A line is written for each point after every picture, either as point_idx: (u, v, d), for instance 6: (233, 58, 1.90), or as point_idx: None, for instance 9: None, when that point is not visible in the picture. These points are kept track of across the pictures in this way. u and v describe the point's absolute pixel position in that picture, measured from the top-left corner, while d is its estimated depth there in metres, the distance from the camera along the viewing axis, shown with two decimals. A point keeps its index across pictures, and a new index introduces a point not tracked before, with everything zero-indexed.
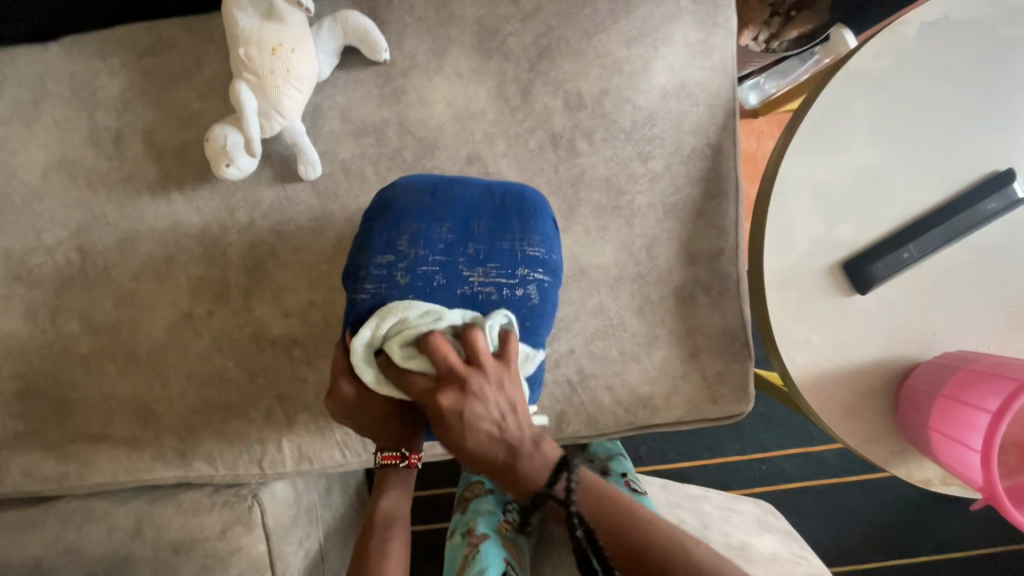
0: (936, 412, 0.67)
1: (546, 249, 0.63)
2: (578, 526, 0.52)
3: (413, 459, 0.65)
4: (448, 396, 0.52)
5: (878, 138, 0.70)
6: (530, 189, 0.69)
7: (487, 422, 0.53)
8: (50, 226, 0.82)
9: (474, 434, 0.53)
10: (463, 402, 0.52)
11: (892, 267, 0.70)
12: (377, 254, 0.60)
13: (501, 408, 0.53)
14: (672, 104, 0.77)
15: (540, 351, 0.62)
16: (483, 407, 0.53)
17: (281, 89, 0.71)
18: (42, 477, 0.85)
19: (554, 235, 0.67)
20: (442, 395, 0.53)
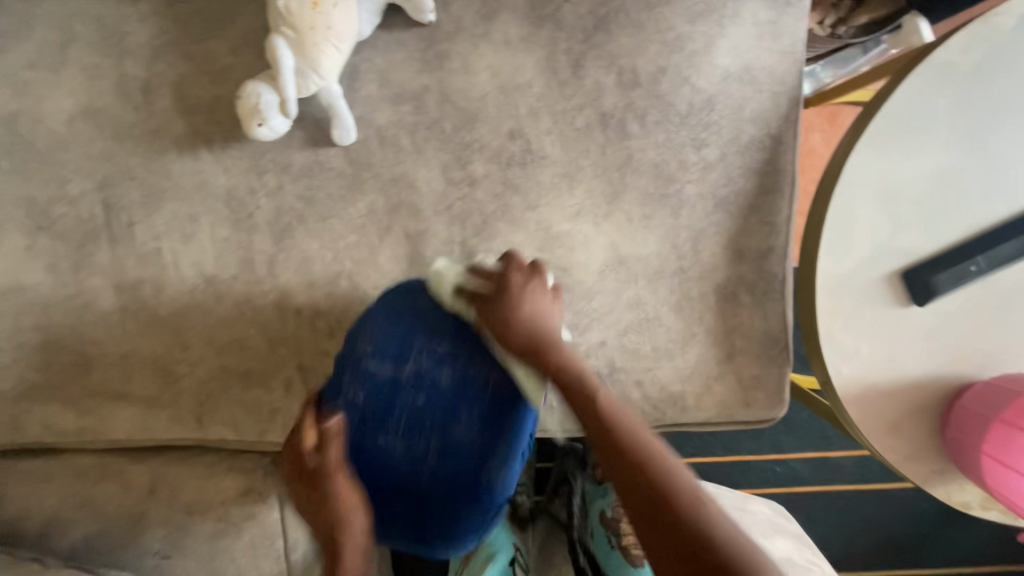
0: (991, 435, 0.64)
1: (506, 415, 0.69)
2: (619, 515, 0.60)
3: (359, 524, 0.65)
4: (512, 278, 0.65)
5: (958, 139, 0.65)
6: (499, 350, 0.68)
7: (533, 314, 0.64)
8: (74, 177, 0.80)
9: (517, 326, 0.63)
10: (523, 284, 0.64)
11: (956, 280, 0.66)
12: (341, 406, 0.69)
13: (543, 311, 0.64)
14: (733, 89, 0.72)
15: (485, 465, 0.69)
16: (527, 298, 0.64)
17: (319, 47, 0.67)
18: (60, 431, 0.84)
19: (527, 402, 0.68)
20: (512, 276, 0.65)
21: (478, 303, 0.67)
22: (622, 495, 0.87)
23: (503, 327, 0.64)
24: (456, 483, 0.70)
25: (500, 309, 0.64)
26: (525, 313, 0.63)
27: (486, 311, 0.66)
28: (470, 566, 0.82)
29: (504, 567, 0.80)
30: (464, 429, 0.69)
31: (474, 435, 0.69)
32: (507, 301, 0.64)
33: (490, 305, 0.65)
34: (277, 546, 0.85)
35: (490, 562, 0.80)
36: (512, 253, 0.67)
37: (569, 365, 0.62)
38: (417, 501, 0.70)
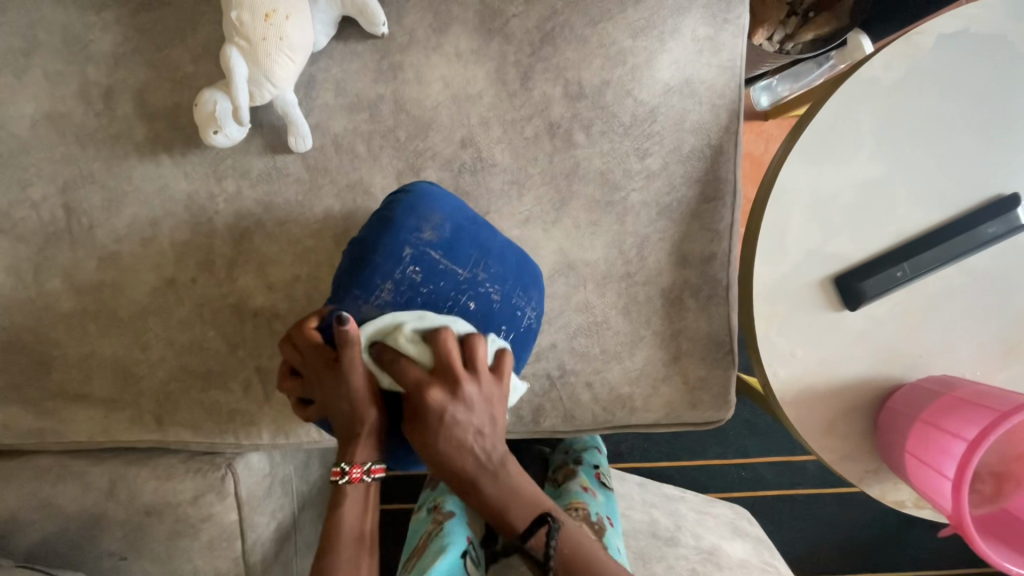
0: (915, 436, 0.66)
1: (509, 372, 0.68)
2: None
3: (354, 474, 0.58)
4: (440, 391, 0.53)
5: (883, 152, 0.68)
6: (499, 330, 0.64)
7: (471, 434, 0.54)
8: (36, 180, 0.81)
9: (448, 439, 0.54)
10: (445, 433, 0.54)
11: (883, 285, 0.69)
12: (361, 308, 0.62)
13: (485, 422, 0.55)
14: (675, 100, 0.75)
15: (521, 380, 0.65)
16: (468, 434, 0.54)
17: (272, 57, 0.69)
18: (20, 431, 0.85)
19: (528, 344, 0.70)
20: (432, 390, 0.53)
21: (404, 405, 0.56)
22: (575, 499, 0.90)
23: (442, 459, 0.54)
24: None
25: (430, 444, 0.54)
26: (438, 452, 0.54)
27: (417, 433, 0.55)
28: (422, 560, 0.81)
29: (456, 558, 0.80)
30: None
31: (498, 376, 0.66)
32: (443, 453, 0.54)
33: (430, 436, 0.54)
34: (234, 547, 0.85)
35: (441, 554, 0.79)
36: (441, 335, 0.55)
37: (494, 484, 0.56)
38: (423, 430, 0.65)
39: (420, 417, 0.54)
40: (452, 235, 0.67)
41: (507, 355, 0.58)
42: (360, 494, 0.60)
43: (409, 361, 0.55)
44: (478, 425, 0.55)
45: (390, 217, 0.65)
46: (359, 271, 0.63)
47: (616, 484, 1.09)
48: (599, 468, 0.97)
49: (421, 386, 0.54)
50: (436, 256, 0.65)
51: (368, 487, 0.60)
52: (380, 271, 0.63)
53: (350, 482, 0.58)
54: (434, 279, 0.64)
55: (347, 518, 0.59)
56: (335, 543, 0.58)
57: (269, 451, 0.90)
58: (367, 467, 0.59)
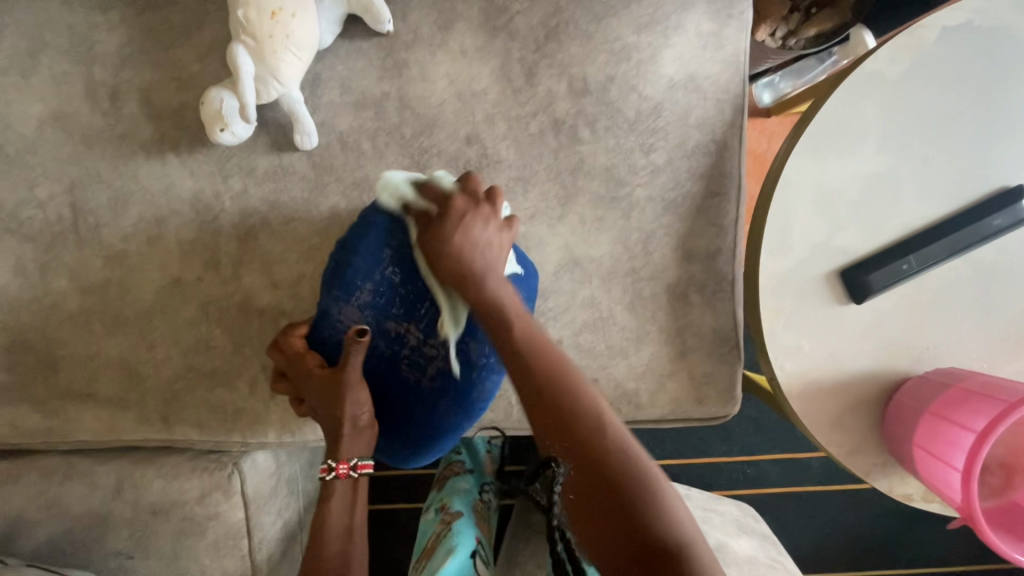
0: (924, 428, 0.66)
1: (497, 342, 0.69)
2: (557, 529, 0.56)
3: (341, 471, 0.65)
4: (463, 200, 0.61)
5: (888, 145, 0.68)
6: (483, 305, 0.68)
7: (482, 243, 0.60)
8: (42, 180, 0.82)
9: (463, 237, 0.60)
10: (466, 233, 0.60)
11: (889, 278, 0.69)
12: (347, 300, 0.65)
13: (490, 243, 0.61)
14: (679, 96, 0.75)
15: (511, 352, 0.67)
16: (475, 233, 0.60)
17: (278, 55, 0.69)
18: (27, 431, 0.85)
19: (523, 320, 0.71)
20: (456, 199, 0.61)
21: (423, 224, 0.62)
22: None
23: (448, 240, 0.60)
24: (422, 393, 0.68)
25: (442, 235, 0.60)
26: (453, 246, 0.60)
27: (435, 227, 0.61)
28: (431, 561, 0.81)
29: (465, 559, 0.80)
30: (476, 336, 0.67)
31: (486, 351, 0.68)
32: (455, 244, 0.60)
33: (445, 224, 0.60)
34: (241, 545, 0.85)
35: (449, 555, 0.79)
36: (469, 174, 0.64)
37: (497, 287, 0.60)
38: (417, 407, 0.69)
39: (442, 217, 0.61)
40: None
41: (518, 221, 0.63)
42: (346, 493, 0.66)
43: (434, 187, 0.64)
44: (490, 242, 0.61)
45: (371, 218, 0.67)
46: (342, 273, 0.66)
47: None
48: None
49: (447, 200, 0.62)
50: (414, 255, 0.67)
51: (355, 482, 0.66)
52: (361, 272, 0.66)
53: (337, 477, 0.65)
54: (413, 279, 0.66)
55: (336, 514, 0.66)
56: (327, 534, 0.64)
57: (275, 450, 0.90)
58: (353, 464, 0.65)
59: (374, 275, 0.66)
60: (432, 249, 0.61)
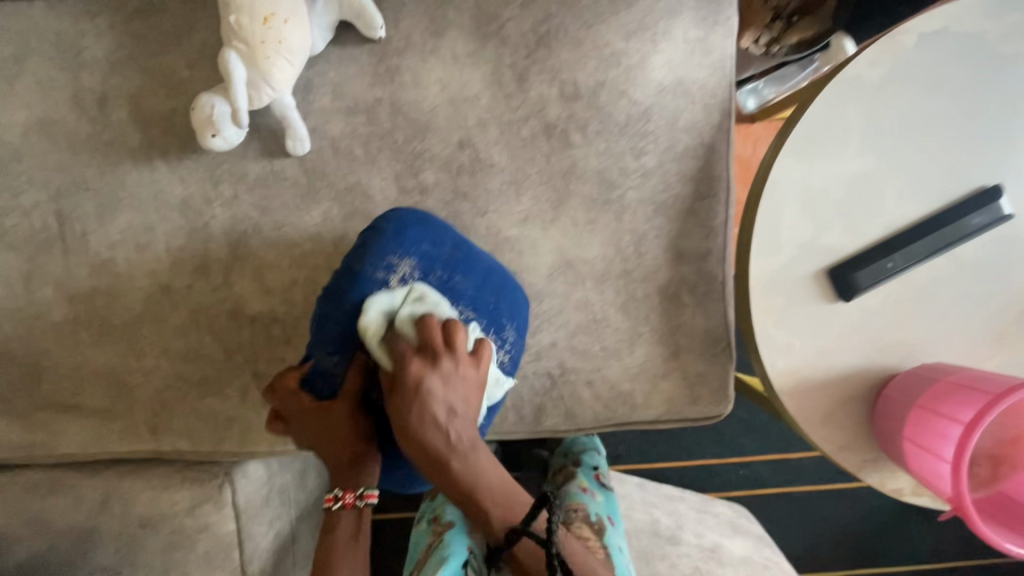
0: (913, 420, 0.68)
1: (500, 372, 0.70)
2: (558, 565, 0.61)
3: (347, 500, 0.64)
4: (418, 365, 0.58)
5: (870, 147, 0.70)
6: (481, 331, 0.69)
7: (450, 400, 0.58)
8: (27, 188, 0.80)
9: (426, 438, 0.57)
10: (431, 398, 0.57)
11: (875, 276, 0.70)
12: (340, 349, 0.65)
13: (465, 395, 0.59)
14: (668, 100, 0.77)
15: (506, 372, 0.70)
16: (436, 405, 0.57)
17: (271, 61, 0.69)
18: (10, 445, 0.83)
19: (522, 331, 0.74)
20: (410, 362, 0.58)
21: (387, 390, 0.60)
22: (574, 501, 0.91)
23: (410, 431, 0.57)
24: None
25: (405, 415, 0.57)
26: (417, 438, 0.57)
27: (398, 417, 0.58)
28: (424, 571, 0.80)
29: (457, 568, 0.79)
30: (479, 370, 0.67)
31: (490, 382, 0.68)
32: (420, 408, 0.57)
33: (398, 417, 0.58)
34: (233, 558, 0.83)
35: (441, 565, 0.79)
36: (426, 315, 0.60)
37: (465, 464, 0.59)
38: None
39: (397, 409, 0.58)
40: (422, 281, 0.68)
41: (458, 328, 0.60)
42: (352, 523, 0.65)
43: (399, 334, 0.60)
44: (453, 412, 0.58)
45: (357, 269, 0.65)
46: (330, 328, 0.65)
47: (615, 485, 1.09)
48: (598, 469, 0.98)
49: (405, 359, 0.58)
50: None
51: (360, 512, 0.65)
52: (349, 326, 0.65)
53: (343, 506, 0.64)
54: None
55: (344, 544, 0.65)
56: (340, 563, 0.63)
57: (267, 459, 0.88)
58: (359, 492, 0.64)
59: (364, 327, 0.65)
60: (401, 431, 0.58)
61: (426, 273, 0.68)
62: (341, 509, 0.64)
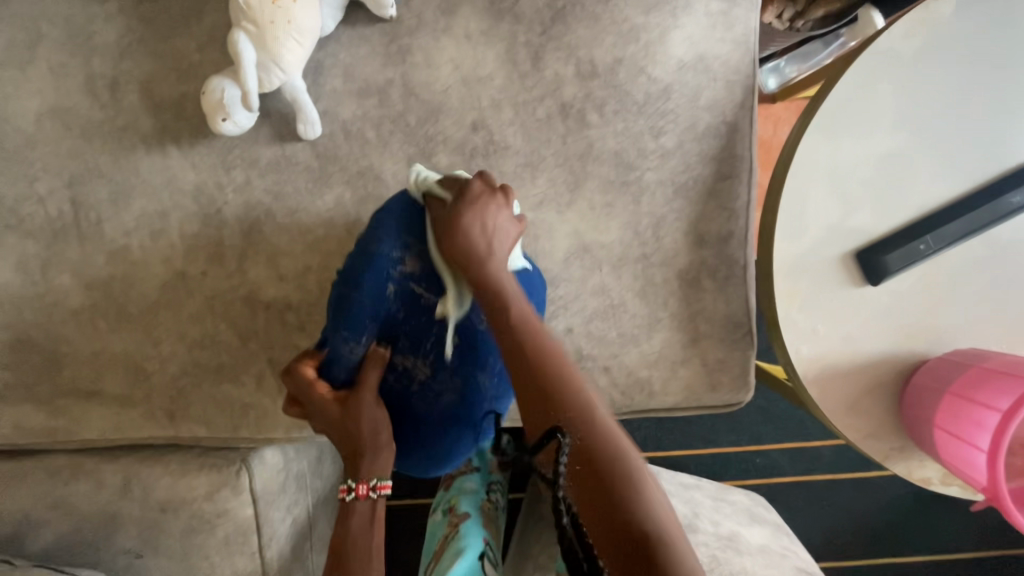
0: (944, 409, 0.66)
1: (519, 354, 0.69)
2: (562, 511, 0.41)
3: (360, 491, 0.63)
4: (477, 186, 0.62)
5: (903, 123, 0.67)
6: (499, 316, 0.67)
7: (490, 224, 0.61)
8: (42, 175, 0.80)
9: (467, 237, 0.60)
10: (485, 199, 0.62)
11: (906, 259, 0.67)
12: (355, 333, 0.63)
13: (501, 228, 0.62)
14: (689, 77, 0.74)
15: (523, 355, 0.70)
16: (473, 222, 0.60)
17: (281, 42, 0.68)
18: (32, 431, 0.84)
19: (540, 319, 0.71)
20: (469, 185, 0.62)
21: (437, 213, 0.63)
22: None
23: (458, 226, 0.60)
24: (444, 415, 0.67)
25: (455, 211, 0.61)
26: (461, 234, 0.60)
27: (448, 209, 0.62)
28: (439, 563, 0.81)
29: (473, 561, 0.80)
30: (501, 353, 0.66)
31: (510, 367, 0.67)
32: (465, 217, 0.60)
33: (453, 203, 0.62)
34: (251, 542, 0.84)
35: (458, 557, 0.79)
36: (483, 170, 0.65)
37: (500, 266, 0.60)
38: (436, 432, 0.68)
39: (460, 195, 0.62)
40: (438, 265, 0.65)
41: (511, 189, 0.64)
42: (369, 513, 0.64)
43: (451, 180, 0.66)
44: (504, 243, 0.61)
45: (372, 252, 0.63)
46: (346, 311, 0.63)
47: None
48: None
49: (466, 189, 0.62)
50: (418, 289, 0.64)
51: (374, 504, 0.64)
52: (366, 310, 0.63)
53: (357, 497, 0.63)
54: (417, 313, 0.65)
55: (359, 535, 0.63)
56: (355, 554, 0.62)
57: (283, 446, 0.89)
58: (373, 483, 0.63)
59: (380, 312, 0.63)
60: (444, 219, 0.61)
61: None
62: (355, 500, 0.63)
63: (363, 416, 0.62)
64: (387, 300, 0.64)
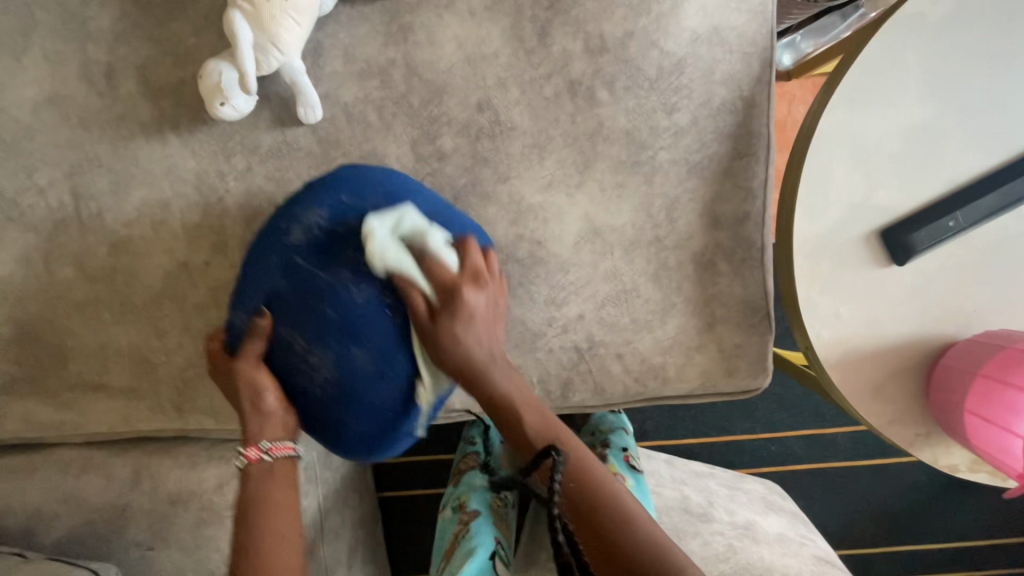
0: (974, 392, 0.63)
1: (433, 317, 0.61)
2: (559, 529, 0.51)
3: (250, 456, 0.60)
4: (473, 286, 0.60)
5: (931, 93, 0.63)
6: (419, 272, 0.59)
7: (486, 327, 0.61)
8: (41, 166, 0.79)
9: (475, 333, 0.60)
10: (483, 304, 0.61)
11: (934, 237, 0.64)
12: (249, 308, 0.60)
13: (491, 321, 0.62)
14: (703, 51, 0.71)
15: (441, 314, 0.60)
16: (463, 326, 0.59)
17: (278, 20, 0.65)
18: (41, 425, 0.84)
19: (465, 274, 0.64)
20: (464, 287, 0.59)
21: (420, 319, 0.58)
22: None
23: (460, 335, 0.59)
24: (335, 393, 0.59)
25: (456, 327, 0.59)
26: (469, 332, 0.59)
27: (438, 324, 0.58)
28: (451, 563, 0.79)
29: (485, 560, 0.78)
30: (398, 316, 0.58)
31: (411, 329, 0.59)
32: (463, 350, 0.59)
33: (445, 319, 0.58)
34: None
35: (468, 557, 0.77)
36: (466, 240, 0.61)
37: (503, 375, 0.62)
38: (329, 410, 0.60)
39: (448, 309, 0.58)
40: (331, 235, 0.59)
41: (494, 254, 0.64)
42: (271, 475, 0.60)
43: (426, 261, 0.58)
44: (501, 321, 0.64)
45: (274, 224, 0.61)
46: (240, 289, 0.61)
47: (643, 463, 1.06)
48: (628, 450, 0.95)
49: (451, 284, 0.58)
50: (310, 269, 0.58)
51: (269, 466, 0.60)
52: (254, 288, 0.60)
53: (248, 461, 0.60)
54: (301, 288, 0.58)
55: (266, 490, 0.59)
56: (256, 506, 0.58)
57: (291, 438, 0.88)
58: (263, 446, 0.60)
59: (263, 286, 0.59)
60: (449, 336, 0.58)
61: (346, 220, 0.60)
62: (247, 464, 0.60)
63: (243, 379, 0.59)
64: (274, 276, 0.59)
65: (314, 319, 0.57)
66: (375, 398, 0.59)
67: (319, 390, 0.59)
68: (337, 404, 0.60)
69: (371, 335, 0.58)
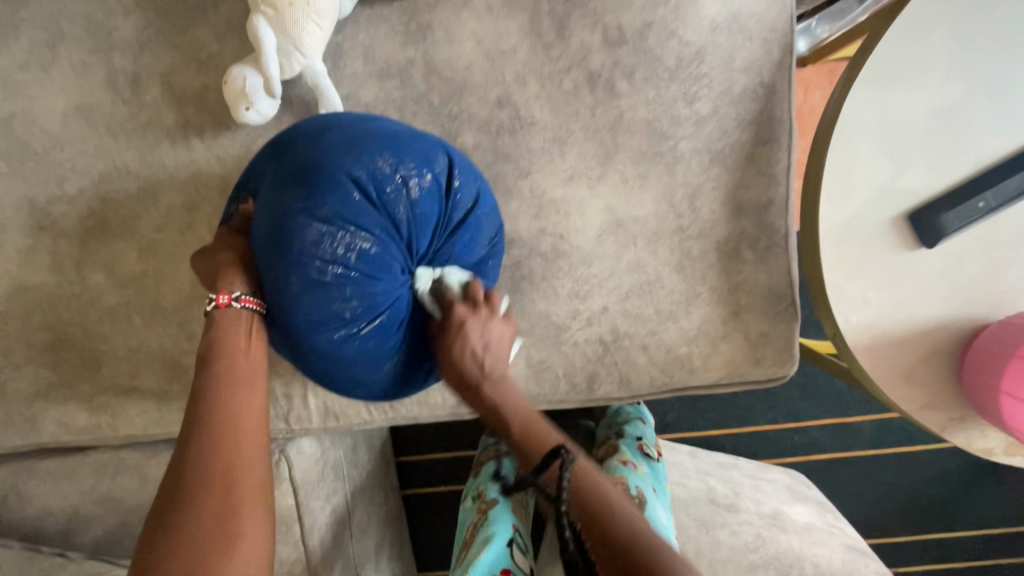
0: (1011, 373, 0.62)
1: (388, 176, 0.55)
2: (566, 527, 0.49)
3: (219, 299, 0.59)
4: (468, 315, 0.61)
5: (959, 72, 0.63)
6: (386, 136, 0.57)
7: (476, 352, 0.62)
8: (71, 175, 0.81)
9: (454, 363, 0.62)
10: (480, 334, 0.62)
11: (964, 219, 0.63)
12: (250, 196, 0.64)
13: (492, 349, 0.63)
14: (723, 38, 0.70)
15: (397, 173, 0.55)
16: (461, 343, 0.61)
17: (300, 23, 0.66)
18: (76, 429, 0.85)
19: (434, 153, 0.59)
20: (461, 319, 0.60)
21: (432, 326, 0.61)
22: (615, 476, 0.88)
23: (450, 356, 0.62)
24: (277, 248, 0.53)
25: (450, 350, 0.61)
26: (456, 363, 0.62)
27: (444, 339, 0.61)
28: (469, 550, 0.80)
29: (502, 547, 0.78)
30: (348, 168, 0.54)
31: (360, 180, 0.54)
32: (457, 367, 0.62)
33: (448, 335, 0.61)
34: (293, 532, 0.84)
35: (485, 545, 0.78)
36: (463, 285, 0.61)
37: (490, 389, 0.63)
38: (274, 271, 0.54)
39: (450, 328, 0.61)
40: (317, 122, 0.61)
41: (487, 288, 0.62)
42: (238, 324, 0.59)
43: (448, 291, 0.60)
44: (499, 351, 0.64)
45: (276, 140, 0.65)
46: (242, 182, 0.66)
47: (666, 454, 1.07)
48: (642, 440, 0.95)
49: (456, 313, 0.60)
50: (284, 142, 0.60)
51: (235, 313, 0.59)
52: (249, 176, 0.64)
53: (217, 306, 0.59)
54: (276, 158, 0.59)
55: (231, 334, 0.58)
56: (219, 349, 0.58)
57: (319, 436, 0.89)
58: (235, 292, 0.59)
59: (252, 176, 0.63)
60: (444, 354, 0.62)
61: (331, 116, 0.62)
62: (217, 308, 0.59)
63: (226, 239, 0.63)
64: (263, 161, 0.62)
65: (278, 174, 0.57)
66: (313, 249, 0.52)
67: (267, 248, 0.54)
68: (269, 263, 0.54)
69: (305, 182, 0.54)
